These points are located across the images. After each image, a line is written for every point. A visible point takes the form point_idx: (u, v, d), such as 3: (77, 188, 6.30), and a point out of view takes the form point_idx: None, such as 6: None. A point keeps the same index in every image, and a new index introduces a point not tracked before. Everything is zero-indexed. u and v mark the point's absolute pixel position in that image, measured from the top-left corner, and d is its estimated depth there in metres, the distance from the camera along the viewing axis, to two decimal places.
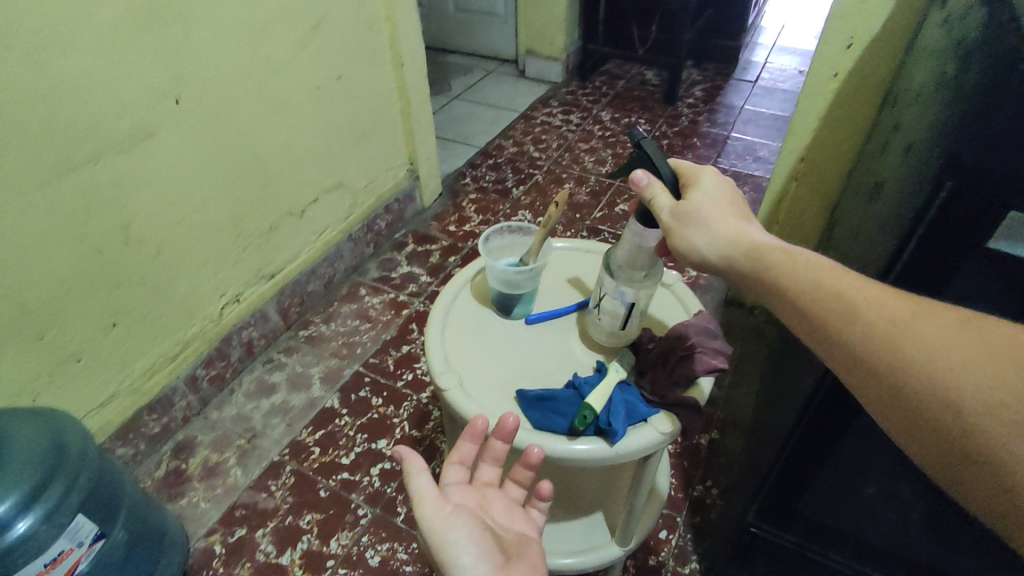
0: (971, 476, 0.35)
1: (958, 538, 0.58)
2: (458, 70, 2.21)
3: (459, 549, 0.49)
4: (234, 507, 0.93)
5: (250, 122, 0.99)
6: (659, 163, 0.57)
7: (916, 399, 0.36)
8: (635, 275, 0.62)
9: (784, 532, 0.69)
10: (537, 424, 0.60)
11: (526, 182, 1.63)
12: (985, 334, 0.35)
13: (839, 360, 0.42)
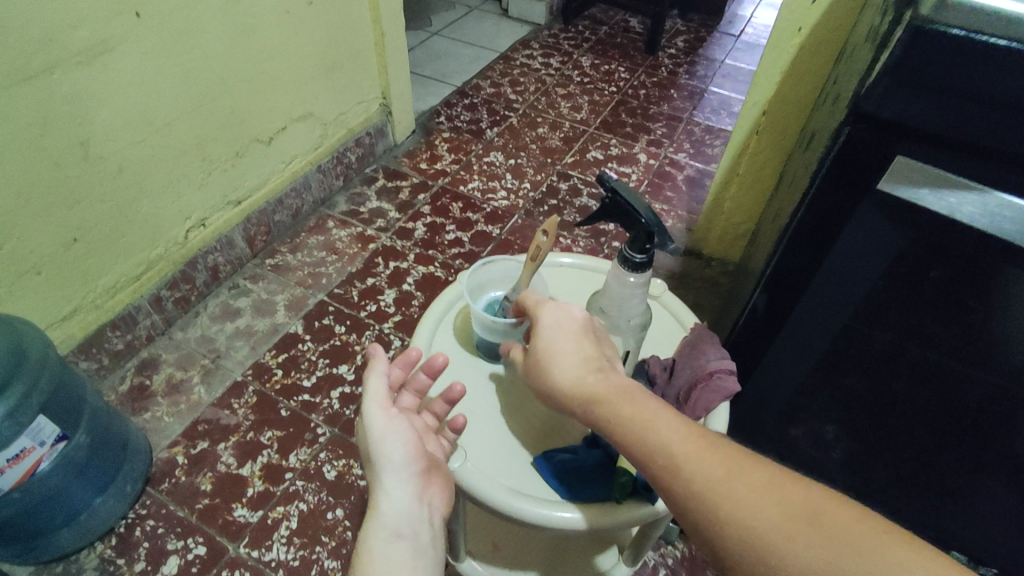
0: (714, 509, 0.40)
1: (868, 474, 0.66)
2: (439, 5, 2.15)
3: (394, 442, 0.54)
4: (197, 423, 0.97)
5: (216, 42, 0.97)
6: (635, 204, 0.49)
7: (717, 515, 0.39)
8: (623, 319, 0.55)
9: None
10: (566, 497, 0.53)
11: (500, 124, 1.63)
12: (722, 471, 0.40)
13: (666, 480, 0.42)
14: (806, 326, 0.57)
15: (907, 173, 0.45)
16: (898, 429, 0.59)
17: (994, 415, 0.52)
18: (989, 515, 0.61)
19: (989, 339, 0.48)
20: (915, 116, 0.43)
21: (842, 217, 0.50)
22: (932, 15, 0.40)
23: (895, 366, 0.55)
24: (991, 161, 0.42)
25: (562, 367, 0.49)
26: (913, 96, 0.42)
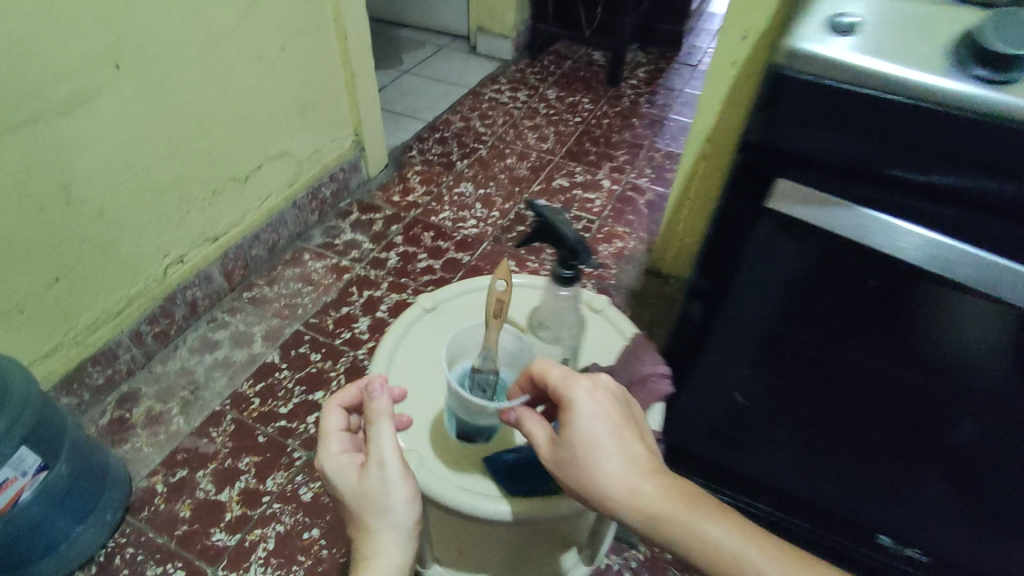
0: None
1: (820, 471, 0.72)
2: (409, 44, 2.24)
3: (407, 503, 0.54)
4: (176, 452, 1.00)
5: (193, 89, 1.03)
6: (560, 227, 0.56)
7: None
8: (560, 327, 0.63)
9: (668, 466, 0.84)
10: (512, 492, 0.58)
11: (470, 156, 1.70)
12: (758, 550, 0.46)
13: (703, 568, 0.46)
14: (737, 330, 0.62)
15: (787, 193, 0.49)
16: (846, 430, 0.64)
17: (916, 406, 0.57)
18: (918, 496, 0.67)
19: (898, 338, 0.53)
20: (791, 146, 0.47)
21: (747, 234, 0.54)
22: (787, 64, 0.44)
23: (820, 366, 0.60)
24: (862, 179, 0.47)
25: (605, 467, 0.49)
26: (787, 130, 0.47)
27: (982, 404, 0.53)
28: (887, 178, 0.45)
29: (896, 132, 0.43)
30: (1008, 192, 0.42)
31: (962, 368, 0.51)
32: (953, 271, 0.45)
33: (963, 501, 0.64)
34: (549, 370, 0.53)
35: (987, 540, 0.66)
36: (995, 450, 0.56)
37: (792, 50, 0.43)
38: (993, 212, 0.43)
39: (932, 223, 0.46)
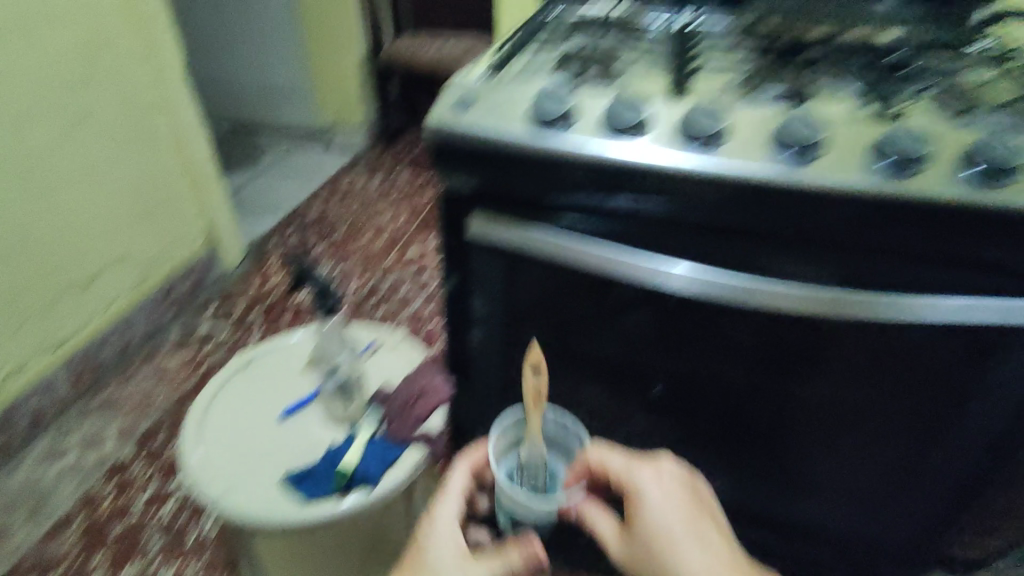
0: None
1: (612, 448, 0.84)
2: (269, 144, 2.39)
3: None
4: (20, 562, 0.99)
5: (11, 209, 1.11)
6: None
7: None
8: None
9: None
10: (307, 501, 0.69)
11: (328, 238, 1.82)
12: None
13: None
14: (545, 352, 0.74)
15: (477, 222, 0.62)
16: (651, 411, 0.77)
17: (709, 380, 0.71)
18: (737, 474, 0.79)
19: (684, 337, 0.66)
20: (466, 188, 0.60)
21: (485, 268, 0.68)
22: (441, 132, 0.57)
23: (624, 369, 0.73)
24: (531, 209, 0.61)
25: (681, 550, 0.53)
26: (457, 177, 0.59)
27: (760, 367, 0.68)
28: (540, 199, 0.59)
29: (527, 168, 0.56)
30: (630, 208, 0.57)
31: (742, 351, 0.66)
32: (665, 277, 0.59)
33: (772, 467, 0.77)
34: (613, 458, 0.60)
35: (802, 496, 0.79)
36: (780, 404, 0.71)
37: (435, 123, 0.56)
38: (626, 221, 0.59)
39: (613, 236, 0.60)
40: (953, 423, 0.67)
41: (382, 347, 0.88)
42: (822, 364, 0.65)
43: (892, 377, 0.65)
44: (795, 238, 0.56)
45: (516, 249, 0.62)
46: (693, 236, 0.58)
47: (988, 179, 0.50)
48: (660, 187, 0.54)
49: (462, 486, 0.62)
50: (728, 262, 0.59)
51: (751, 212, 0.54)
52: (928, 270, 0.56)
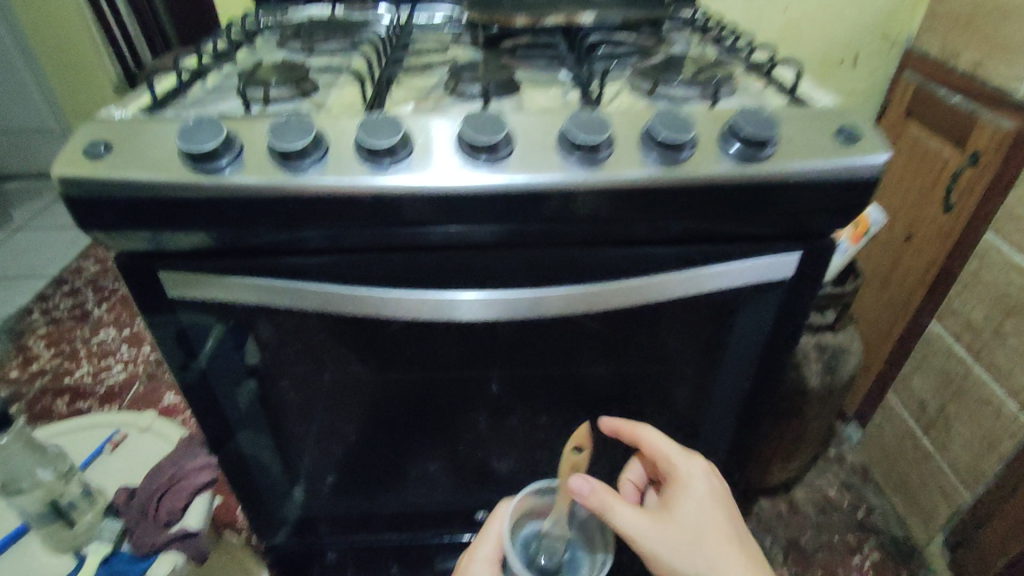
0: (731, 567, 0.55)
1: (424, 468, 0.82)
2: (24, 198, 2.03)
3: None
4: None
5: None
6: None
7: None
8: (25, 472, 0.58)
9: (303, 537, 0.88)
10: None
11: (108, 298, 1.57)
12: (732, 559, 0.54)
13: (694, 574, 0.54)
14: (344, 389, 0.70)
15: (177, 281, 0.53)
16: (456, 419, 0.75)
17: (497, 383, 0.69)
18: (594, 460, 0.80)
19: (497, 351, 0.65)
20: (148, 246, 0.51)
21: (229, 327, 0.60)
22: (67, 189, 0.45)
23: (458, 386, 0.70)
24: (244, 253, 0.53)
25: (714, 555, 0.54)
26: (127, 235, 0.48)
27: (544, 363, 0.67)
28: (244, 247, 0.51)
29: (209, 220, 0.47)
30: (401, 235, 0.50)
31: (575, 350, 0.65)
32: (454, 306, 0.54)
33: (609, 445, 0.79)
34: (664, 444, 0.61)
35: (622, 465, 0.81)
36: (572, 386, 0.71)
37: (64, 178, 0.44)
38: (398, 248, 0.52)
39: (341, 277, 0.54)
40: (725, 384, 0.69)
41: (127, 436, 0.70)
42: (653, 348, 0.65)
43: (717, 351, 0.66)
44: (530, 242, 0.53)
45: (236, 300, 0.54)
46: (467, 253, 0.53)
47: (673, 151, 0.47)
48: (405, 213, 0.48)
49: (499, 531, 0.63)
50: (527, 277, 0.55)
51: (535, 217, 0.49)
52: (661, 248, 0.54)
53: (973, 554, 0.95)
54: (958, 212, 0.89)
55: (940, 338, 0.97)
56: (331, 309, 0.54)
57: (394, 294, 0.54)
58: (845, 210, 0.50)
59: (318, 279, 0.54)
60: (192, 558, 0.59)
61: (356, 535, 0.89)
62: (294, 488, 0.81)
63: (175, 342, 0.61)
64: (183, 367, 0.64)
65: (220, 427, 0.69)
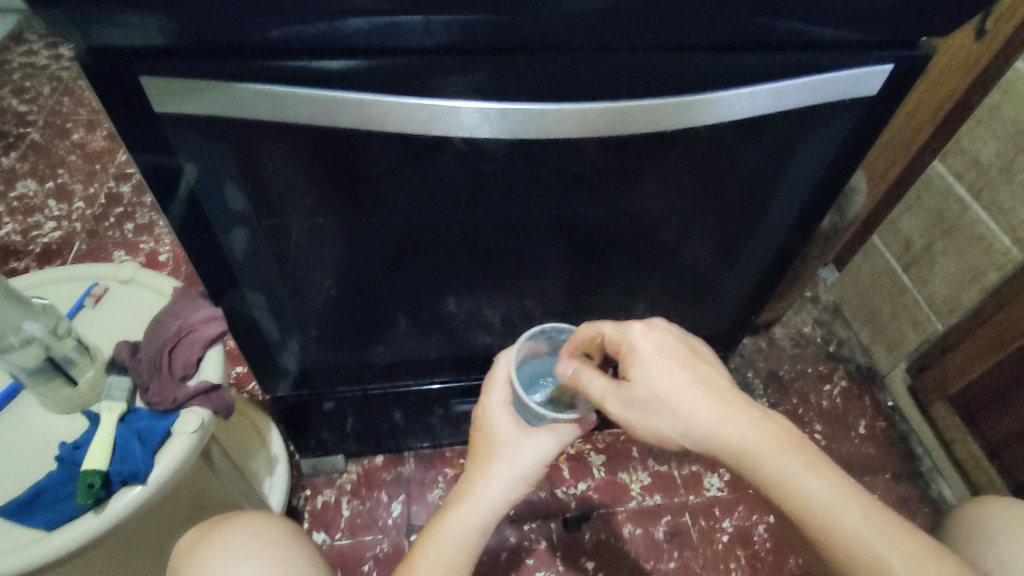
0: (713, 412, 0.48)
1: (436, 317, 0.78)
2: None
3: (520, 458, 0.58)
4: None
5: None
6: None
7: (719, 432, 0.47)
8: (11, 327, 0.51)
9: (300, 390, 0.84)
10: (48, 529, 0.51)
11: (18, 146, 1.35)
12: (707, 396, 0.48)
13: (677, 427, 0.48)
14: (356, 230, 0.62)
15: (164, 90, 0.42)
16: (473, 262, 0.69)
17: (527, 219, 0.64)
18: (610, 295, 0.80)
19: (533, 181, 0.58)
20: (125, 40, 0.39)
21: (217, 158, 0.50)
22: None
23: (445, 229, 0.63)
24: (229, 53, 0.41)
25: (675, 407, 0.48)
26: (99, 16, 0.37)
27: (581, 195, 0.61)
28: (253, 45, 0.40)
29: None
30: (421, 30, 0.40)
31: (615, 178, 0.60)
32: (454, 119, 0.44)
33: (626, 280, 0.77)
34: (604, 326, 0.54)
35: (637, 297, 0.81)
36: (604, 221, 0.66)
37: None
38: (388, 50, 0.42)
39: (369, 88, 0.44)
40: (759, 211, 0.68)
41: (109, 290, 0.66)
42: (654, 176, 0.61)
43: (714, 180, 0.63)
44: (602, 48, 0.44)
45: (242, 117, 0.44)
46: (465, 63, 0.43)
47: None
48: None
49: (507, 375, 0.62)
50: (595, 88, 0.46)
51: (538, 12, 0.39)
52: (753, 57, 0.46)
53: (934, 375, 1.04)
54: (991, 39, 0.83)
55: (941, 177, 0.96)
56: (318, 121, 0.44)
57: (436, 106, 0.43)
58: (959, 8, 0.44)
59: (286, 85, 0.43)
60: (216, 411, 0.59)
61: (359, 388, 0.86)
62: (300, 342, 0.76)
63: (168, 180, 0.51)
64: (164, 211, 0.54)
65: (220, 279, 0.60)
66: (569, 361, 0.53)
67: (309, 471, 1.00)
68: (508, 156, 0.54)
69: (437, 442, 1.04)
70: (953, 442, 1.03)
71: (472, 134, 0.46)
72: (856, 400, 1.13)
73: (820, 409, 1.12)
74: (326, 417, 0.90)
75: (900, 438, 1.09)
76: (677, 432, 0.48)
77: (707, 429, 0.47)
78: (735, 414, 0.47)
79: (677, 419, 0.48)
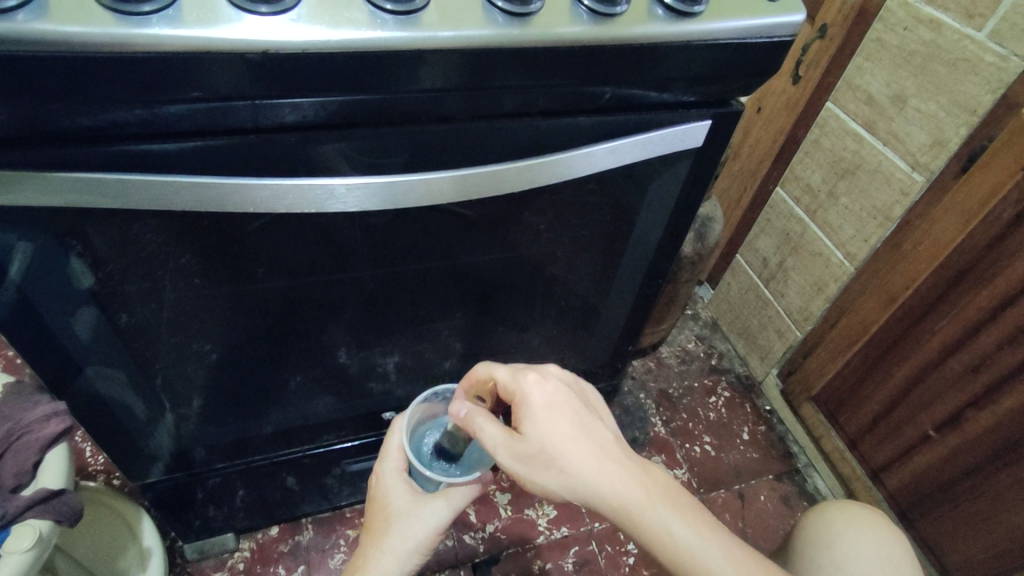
0: (598, 466, 0.48)
1: (320, 378, 0.76)
2: None
3: (416, 526, 0.57)
4: None
5: None
6: None
7: (604, 485, 0.48)
8: None
9: (175, 473, 0.78)
10: None
11: None
12: (593, 449, 0.49)
13: (562, 479, 0.49)
14: (219, 304, 0.59)
15: None
16: (349, 322, 0.68)
17: (398, 278, 0.64)
18: (494, 339, 0.81)
19: (399, 243, 0.59)
20: None
21: (54, 242, 0.47)
22: None
23: (326, 292, 0.62)
24: (42, 141, 0.39)
25: (564, 459, 0.49)
26: None
27: (449, 251, 0.62)
28: (69, 132, 0.38)
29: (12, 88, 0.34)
30: (253, 112, 0.40)
31: (481, 232, 0.62)
32: (301, 194, 0.44)
33: (509, 322, 0.79)
34: (500, 372, 0.56)
35: (520, 338, 0.83)
36: (476, 271, 0.68)
37: None
38: (223, 132, 0.42)
39: (208, 168, 0.43)
40: (620, 250, 0.72)
41: None
42: (517, 228, 0.63)
43: (575, 226, 0.66)
44: (441, 120, 0.46)
45: (63, 204, 0.41)
46: (341, 134, 0.44)
47: (607, 6, 0.42)
48: (258, 78, 0.38)
49: (400, 444, 0.62)
50: (441, 154, 0.48)
51: (372, 89, 0.41)
52: (586, 119, 0.50)
53: (799, 378, 1.15)
54: (804, 83, 0.95)
55: (783, 202, 1.07)
56: (153, 205, 0.43)
57: (280, 186, 0.44)
58: (753, 72, 0.50)
59: (113, 170, 0.41)
60: (57, 520, 0.55)
61: (243, 461, 0.81)
62: (169, 422, 0.70)
63: None
64: None
65: (63, 366, 0.55)
66: (462, 403, 0.54)
67: (194, 556, 0.93)
68: (368, 220, 0.54)
69: (335, 504, 1.00)
70: (821, 437, 1.12)
71: (322, 206, 0.46)
72: (739, 409, 1.22)
73: (707, 421, 1.19)
74: (209, 496, 0.84)
75: (778, 439, 1.18)
76: (562, 484, 0.49)
77: (591, 481, 0.48)
78: (619, 467, 0.49)
79: (564, 471, 0.49)
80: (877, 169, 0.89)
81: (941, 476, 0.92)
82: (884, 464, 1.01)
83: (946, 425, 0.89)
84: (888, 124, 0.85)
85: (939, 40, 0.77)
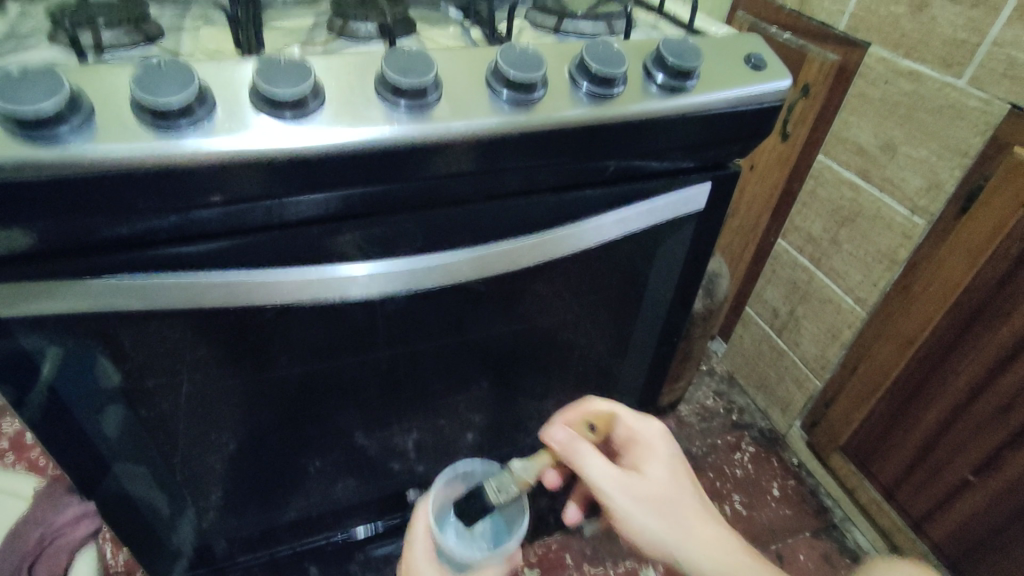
0: (695, 517, 0.55)
1: (341, 460, 0.75)
2: None
3: None
4: None
5: None
6: None
7: (698, 535, 0.53)
8: None
9: (195, 569, 0.75)
10: None
11: None
12: (692, 502, 0.56)
13: (663, 522, 0.54)
14: (242, 393, 0.60)
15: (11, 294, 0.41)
16: (370, 402, 0.69)
17: (417, 354, 0.65)
18: (514, 409, 0.81)
19: (418, 321, 0.60)
20: None
21: (86, 344, 0.48)
22: None
23: (347, 373, 0.63)
24: (81, 251, 0.41)
25: (676, 501, 0.56)
26: None
27: (465, 325, 0.64)
28: (106, 241, 0.41)
29: (58, 206, 0.37)
30: (279, 208, 0.43)
31: (496, 305, 0.63)
32: (325, 283, 0.47)
33: (528, 391, 0.79)
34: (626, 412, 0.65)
35: (540, 406, 0.83)
36: (493, 343, 0.69)
37: None
38: (250, 229, 0.44)
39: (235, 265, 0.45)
40: (633, 312, 0.74)
41: None
42: (532, 298, 0.64)
43: (588, 291, 0.68)
44: (455, 202, 0.48)
45: (99, 309, 0.43)
46: (362, 223, 0.46)
47: (605, 88, 0.45)
48: (286, 178, 0.40)
49: (428, 524, 0.61)
50: (456, 235, 0.50)
51: (389, 179, 0.43)
52: (592, 191, 0.52)
53: (823, 428, 1.13)
54: (794, 139, 0.99)
55: (786, 252, 1.09)
56: (185, 304, 0.44)
57: (305, 276, 0.46)
58: (748, 136, 0.53)
59: (146, 273, 0.43)
60: None
61: (264, 552, 0.79)
62: (191, 515, 0.69)
63: (22, 373, 0.48)
64: (18, 404, 0.50)
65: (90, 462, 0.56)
66: (562, 429, 0.57)
67: None
68: (388, 301, 0.56)
69: None
70: (854, 489, 1.09)
71: (345, 291, 0.48)
72: (766, 463, 1.19)
73: (735, 478, 1.16)
74: None
75: (810, 493, 1.15)
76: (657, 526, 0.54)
77: (687, 530, 0.53)
78: (708, 523, 0.55)
79: (662, 518, 0.54)
80: (877, 214, 0.91)
81: (988, 521, 0.88)
82: (925, 513, 0.98)
83: (984, 468, 0.86)
84: (881, 171, 0.89)
85: (920, 91, 0.81)
